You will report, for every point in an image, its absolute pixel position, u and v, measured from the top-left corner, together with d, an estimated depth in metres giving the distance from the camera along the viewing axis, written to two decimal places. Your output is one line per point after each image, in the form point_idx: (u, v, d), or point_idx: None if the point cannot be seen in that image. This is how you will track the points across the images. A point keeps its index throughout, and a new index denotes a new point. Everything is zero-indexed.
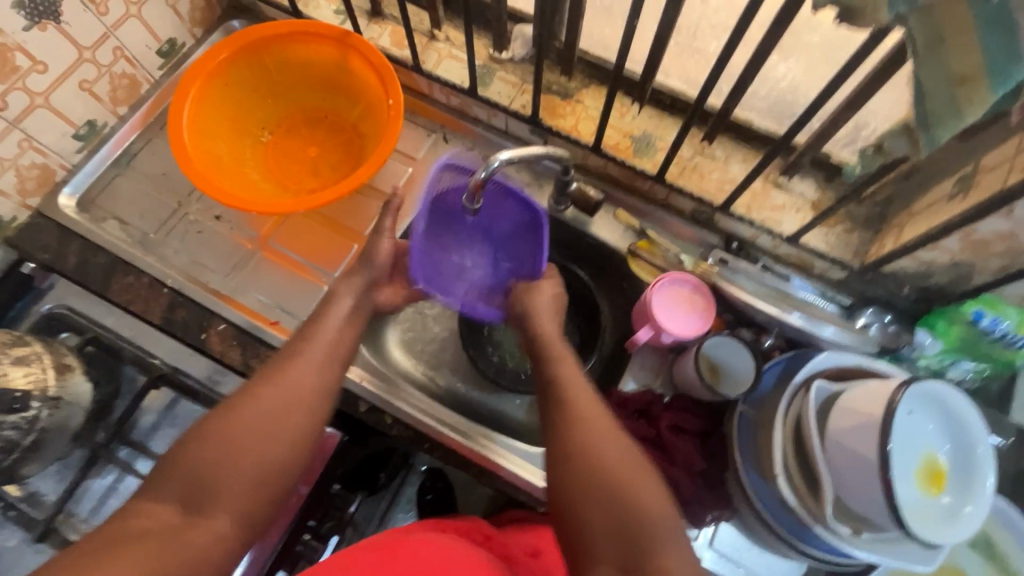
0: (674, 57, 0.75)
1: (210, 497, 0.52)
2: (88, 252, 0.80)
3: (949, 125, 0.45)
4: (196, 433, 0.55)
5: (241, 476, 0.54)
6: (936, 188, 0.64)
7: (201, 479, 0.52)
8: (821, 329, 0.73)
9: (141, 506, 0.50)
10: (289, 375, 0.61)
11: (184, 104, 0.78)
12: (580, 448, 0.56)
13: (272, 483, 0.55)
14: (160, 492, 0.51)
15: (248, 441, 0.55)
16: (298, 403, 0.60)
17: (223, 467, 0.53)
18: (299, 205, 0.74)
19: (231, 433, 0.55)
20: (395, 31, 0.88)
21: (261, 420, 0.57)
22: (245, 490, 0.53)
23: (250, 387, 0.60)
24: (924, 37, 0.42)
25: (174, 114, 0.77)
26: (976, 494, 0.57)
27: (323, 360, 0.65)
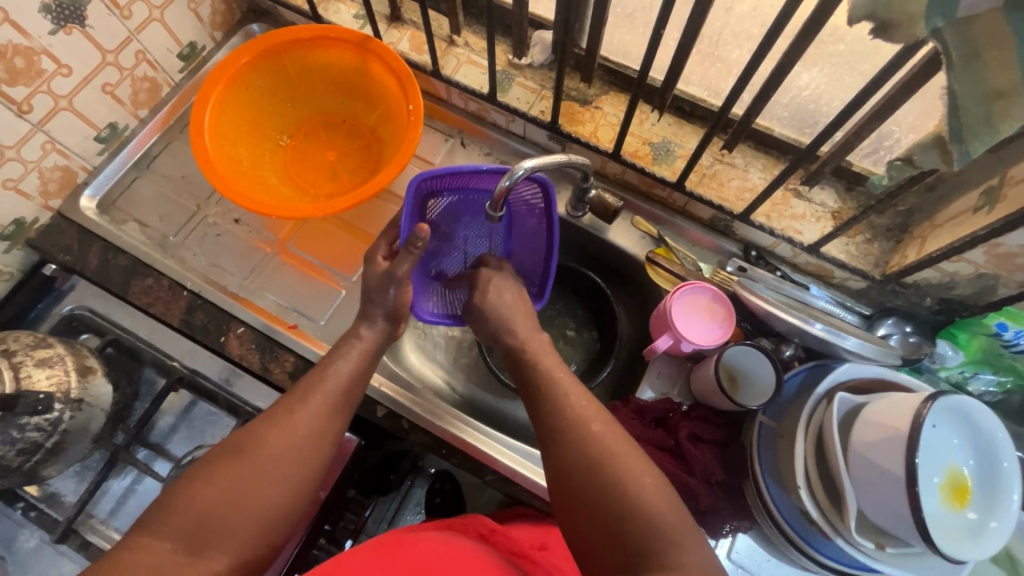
0: (696, 64, 0.75)
1: (214, 536, 0.50)
2: (109, 254, 0.81)
3: (985, 138, 0.45)
4: (206, 468, 0.53)
5: (250, 516, 0.52)
6: (962, 199, 0.63)
7: (208, 517, 0.50)
8: (844, 340, 0.67)
9: (142, 538, 0.48)
10: (304, 407, 0.59)
11: (205, 107, 0.78)
12: (587, 465, 0.53)
13: (279, 522, 0.54)
14: (166, 525, 0.49)
15: (259, 478, 0.53)
16: (314, 440, 0.58)
17: (230, 505, 0.51)
18: (319, 209, 0.74)
19: (240, 471, 0.53)
20: (415, 36, 0.89)
21: (275, 456, 0.55)
22: (252, 530, 0.52)
23: (272, 418, 0.58)
24: (960, 52, 0.41)
25: (196, 116, 0.78)
26: (1002, 510, 0.56)
27: (342, 390, 0.63)
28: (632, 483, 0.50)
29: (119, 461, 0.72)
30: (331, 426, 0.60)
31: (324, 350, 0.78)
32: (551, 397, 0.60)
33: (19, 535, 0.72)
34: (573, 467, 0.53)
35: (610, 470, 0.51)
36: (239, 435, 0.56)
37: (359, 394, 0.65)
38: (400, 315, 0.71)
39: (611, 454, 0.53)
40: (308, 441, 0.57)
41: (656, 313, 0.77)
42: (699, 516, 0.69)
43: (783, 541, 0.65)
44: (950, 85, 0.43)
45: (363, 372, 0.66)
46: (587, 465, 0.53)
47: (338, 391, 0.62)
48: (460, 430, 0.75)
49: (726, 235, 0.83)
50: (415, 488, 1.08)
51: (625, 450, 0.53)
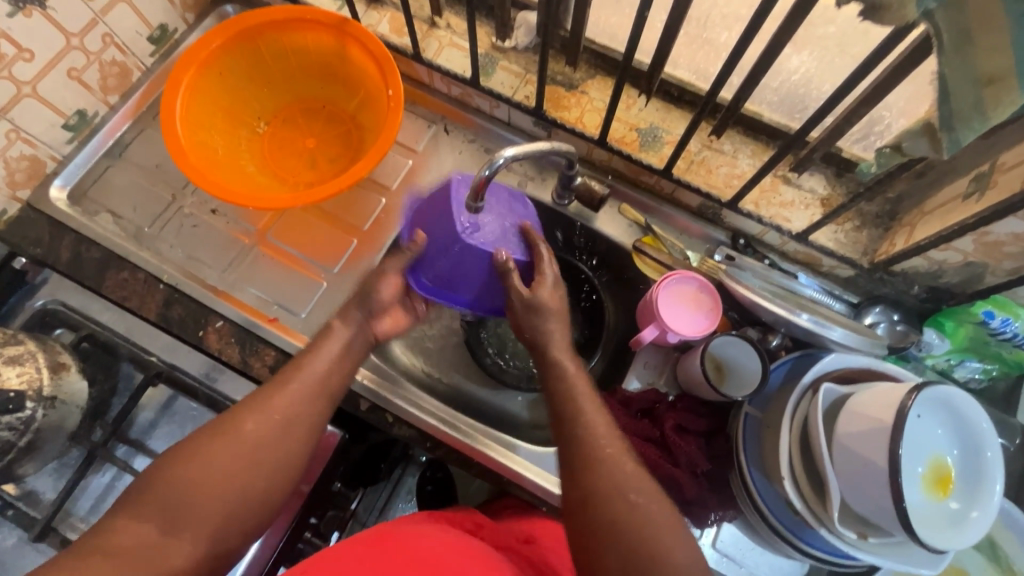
0: (684, 47, 0.73)
1: (189, 515, 0.50)
2: (81, 247, 0.79)
3: (974, 125, 0.44)
4: (182, 450, 0.53)
5: (225, 494, 0.52)
6: (952, 185, 0.62)
7: (184, 499, 0.50)
8: (830, 330, 0.65)
9: (120, 524, 0.48)
10: (285, 391, 0.59)
11: (176, 94, 0.75)
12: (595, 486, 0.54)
13: (253, 505, 0.54)
14: (145, 507, 0.50)
15: (235, 459, 0.53)
16: (292, 424, 0.58)
17: (205, 485, 0.52)
18: (297, 200, 0.71)
19: (217, 453, 0.53)
20: (394, 18, 0.85)
21: (252, 440, 0.55)
22: (229, 509, 0.52)
23: (254, 401, 0.58)
24: (951, 34, 0.40)
25: (167, 105, 0.75)
26: (984, 499, 0.56)
27: (321, 376, 0.62)
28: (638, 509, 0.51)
29: (97, 459, 0.71)
30: (309, 411, 0.59)
31: (306, 344, 0.77)
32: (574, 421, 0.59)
33: None
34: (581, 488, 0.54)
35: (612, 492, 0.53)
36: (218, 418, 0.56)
37: (339, 380, 0.64)
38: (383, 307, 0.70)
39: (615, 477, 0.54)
40: (285, 424, 0.57)
41: (642, 306, 0.76)
42: (683, 506, 0.69)
43: (768, 531, 0.65)
44: (940, 70, 0.42)
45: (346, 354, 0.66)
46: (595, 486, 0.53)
47: (322, 375, 0.62)
48: (445, 423, 0.75)
49: (714, 223, 0.82)
50: (406, 477, 1.06)
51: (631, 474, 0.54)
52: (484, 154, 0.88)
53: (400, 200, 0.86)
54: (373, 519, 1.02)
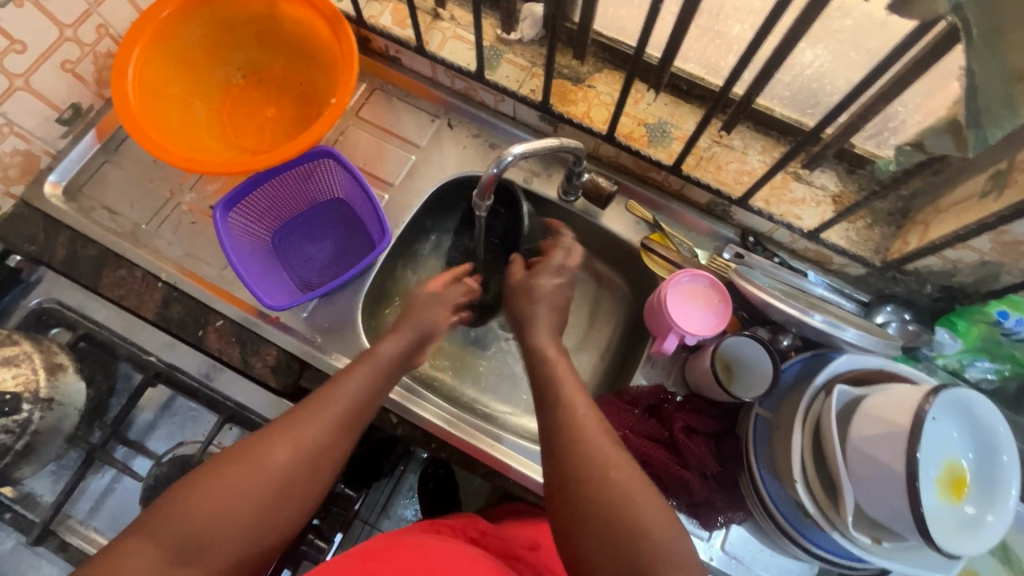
0: (694, 40, 0.71)
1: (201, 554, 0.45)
2: (77, 244, 0.77)
3: (1003, 123, 0.42)
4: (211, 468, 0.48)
5: (237, 534, 0.47)
6: (968, 183, 0.61)
7: (194, 534, 0.45)
8: (842, 331, 0.64)
9: (129, 544, 0.44)
10: (311, 439, 0.53)
11: (149, 21, 0.74)
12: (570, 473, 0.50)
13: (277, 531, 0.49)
14: (152, 535, 0.44)
15: (258, 494, 0.48)
16: (312, 477, 0.52)
17: (223, 524, 0.46)
18: (203, 165, 0.69)
19: (239, 481, 0.48)
20: (397, 9, 0.83)
21: (279, 474, 0.50)
22: (237, 552, 0.47)
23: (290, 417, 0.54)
24: (980, 30, 0.38)
25: (137, 28, 0.73)
26: (999, 503, 0.55)
27: (351, 423, 0.57)
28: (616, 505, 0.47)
29: (96, 460, 0.70)
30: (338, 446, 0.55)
31: (305, 342, 0.76)
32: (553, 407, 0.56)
33: None
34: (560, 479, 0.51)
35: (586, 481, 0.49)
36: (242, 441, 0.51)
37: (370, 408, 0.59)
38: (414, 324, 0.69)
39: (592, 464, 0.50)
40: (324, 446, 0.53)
41: (650, 307, 0.74)
42: (693, 508, 0.68)
43: (777, 533, 0.64)
44: (969, 65, 0.40)
45: (377, 386, 0.61)
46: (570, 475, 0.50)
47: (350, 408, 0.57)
48: (451, 424, 0.74)
49: (723, 220, 0.80)
50: (407, 473, 1.04)
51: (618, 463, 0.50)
52: (488, 149, 0.86)
53: (402, 196, 0.84)
54: (375, 516, 1.02)
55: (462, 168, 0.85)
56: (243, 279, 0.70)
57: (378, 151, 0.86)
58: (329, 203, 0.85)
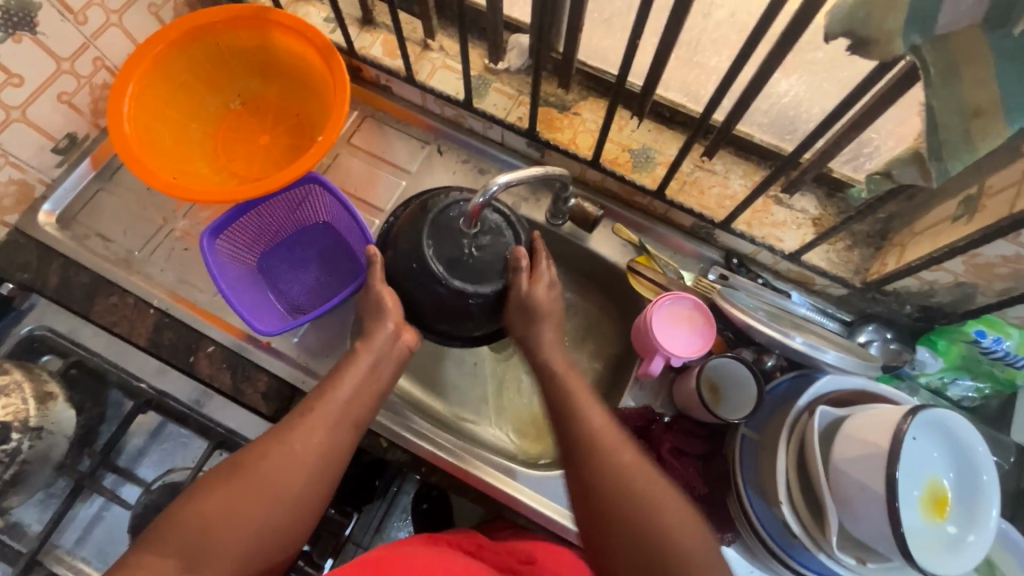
0: (675, 70, 0.73)
1: (209, 555, 0.50)
2: (69, 271, 0.78)
3: (963, 155, 0.43)
4: (207, 485, 0.54)
5: (241, 534, 0.52)
6: (940, 208, 0.63)
7: (201, 535, 0.51)
8: (824, 353, 0.65)
9: (140, 560, 0.49)
10: (301, 445, 0.58)
11: (151, 48, 0.76)
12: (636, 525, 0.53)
13: (276, 537, 0.54)
14: (163, 543, 0.50)
15: (255, 498, 0.54)
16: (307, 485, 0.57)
17: (225, 526, 0.52)
18: (190, 192, 0.71)
19: (241, 485, 0.54)
20: (387, 40, 0.86)
21: (275, 475, 0.55)
22: (241, 551, 0.52)
23: (281, 428, 0.59)
24: (938, 69, 0.40)
25: (138, 54, 0.76)
26: (980, 523, 0.56)
27: (340, 420, 0.61)
28: (692, 556, 0.51)
29: (85, 489, 0.70)
30: (333, 443, 0.60)
31: (296, 367, 0.77)
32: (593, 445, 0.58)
33: None
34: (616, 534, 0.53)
35: (644, 527, 0.52)
36: (241, 452, 0.57)
37: (364, 409, 0.63)
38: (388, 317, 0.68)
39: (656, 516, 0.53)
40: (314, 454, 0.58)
41: (637, 329, 0.75)
42: None
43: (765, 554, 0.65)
44: (929, 102, 0.42)
45: (376, 377, 0.66)
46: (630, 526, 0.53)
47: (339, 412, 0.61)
48: (440, 448, 0.74)
49: (708, 242, 0.82)
50: (401, 495, 1.04)
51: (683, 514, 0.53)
52: (478, 174, 0.87)
53: None
54: (369, 539, 0.99)
55: None
56: (227, 299, 0.70)
57: (370, 177, 0.88)
58: (317, 228, 0.86)
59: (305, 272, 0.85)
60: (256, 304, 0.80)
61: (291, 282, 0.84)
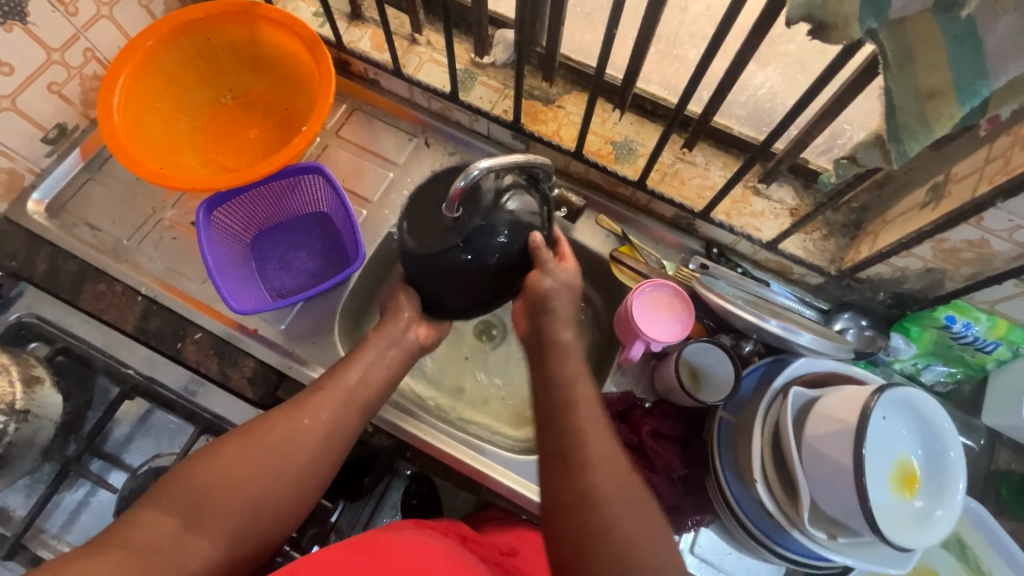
0: (655, 63, 0.76)
1: (210, 515, 0.53)
2: (58, 259, 0.79)
3: (920, 138, 0.45)
4: (212, 449, 0.57)
5: (241, 500, 0.55)
6: (910, 196, 0.65)
7: (203, 497, 0.54)
8: (798, 336, 0.67)
9: (144, 514, 0.52)
10: (305, 424, 0.59)
11: (140, 44, 0.77)
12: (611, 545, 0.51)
13: (272, 508, 0.56)
14: (170, 499, 0.53)
15: (255, 467, 0.56)
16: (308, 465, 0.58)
17: (226, 490, 0.54)
18: (179, 182, 0.72)
19: (245, 451, 0.56)
20: (375, 35, 0.87)
21: (278, 447, 0.57)
22: (238, 518, 0.54)
23: (292, 405, 0.61)
24: (894, 53, 0.42)
25: (128, 50, 0.77)
26: (948, 498, 0.57)
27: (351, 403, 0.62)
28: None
29: (71, 474, 0.70)
30: (338, 423, 0.61)
31: (284, 354, 0.78)
32: (568, 462, 0.56)
33: None
34: (591, 555, 0.51)
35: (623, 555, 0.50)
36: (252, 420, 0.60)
37: (372, 394, 0.64)
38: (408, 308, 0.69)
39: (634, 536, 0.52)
40: (319, 435, 0.59)
41: (619, 316, 0.77)
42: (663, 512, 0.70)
43: (744, 535, 0.66)
44: (887, 85, 0.44)
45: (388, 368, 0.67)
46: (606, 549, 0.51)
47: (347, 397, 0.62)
48: (426, 433, 0.76)
49: (689, 233, 0.84)
50: (389, 491, 0.99)
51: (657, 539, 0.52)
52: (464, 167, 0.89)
53: (380, 212, 0.87)
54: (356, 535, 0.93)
55: None
56: (214, 282, 0.72)
57: (357, 168, 0.89)
58: (302, 220, 0.87)
59: (295, 260, 0.86)
60: (241, 286, 0.80)
61: (278, 268, 0.85)
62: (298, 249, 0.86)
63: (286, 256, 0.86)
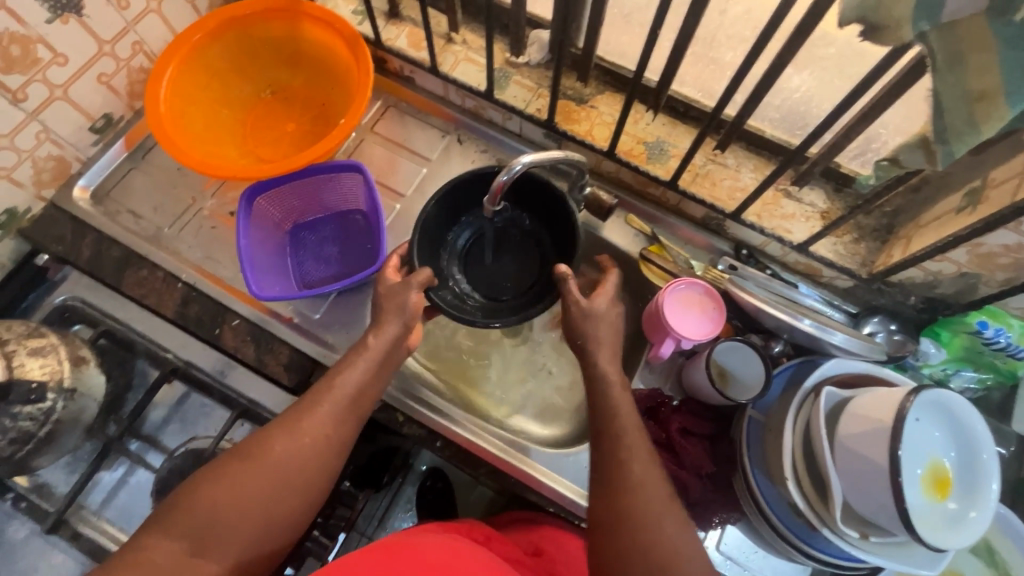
0: (690, 65, 0.77)
1: (218, 541, 0.52)
2: (102, 245, 0.81)
3: (967, 138, 0.46)
4: (214, 470, 0.55)
5: (248, 521, 0.53)
6: (946, 200, 0.65)
7: (209, 522, 0.52)
8: (831, 335, 0.69)
9: (152, 541, 0.51)
10: (308, 434, 0.58)
11: (187, 39, 0.80)
12: (629, 517, 0.54)
13: (280, 526, 0.55)
14: (176, 526, 0.52)
15: (260, 486, 0.54)
16: (313, 478, 0.57)
17: (234, 514, 0.53)
18: (222, 171, 0.74)
19: (247, 472, 0.55)
20: (412, 33, 0.89)
21: (283, 465, 0.56)
22: (247, 540, 0.53)
23: (291, 417, 0.59)
24: (943, 55, 0.43)
25: (176, 44, 0.79)
26: (981, 500, 0.57)
27: (347, 408, 0.61)
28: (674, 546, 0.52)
29: (112, 452, 0.73)
30: (341, 435, 0.60)
31: (317, 342, 0.79)
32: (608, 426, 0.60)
33: (9, 525, 0.73)
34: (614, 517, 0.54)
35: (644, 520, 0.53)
36: (250, 438, 0.57)
37: (368, 403, 0.63)
38: (404, 315, 0.66)
39: (655, 519, 0.53)
40: (323, 448, 0.58)
41: (648, 314, 0.77)
42: (689, 509, 0.71)
43: (774, 535, 0.66)
44: (935, 86, 0.45)
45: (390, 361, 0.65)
46: (627, 523, 0.53)
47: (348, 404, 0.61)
48: (455, 423, 0.77)
49: (718, 234, 0.85)
50: (405, 486, 1.06)
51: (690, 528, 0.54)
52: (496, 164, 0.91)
53: (414, 206, 0.88)
54: (372, 528, 1.02)
55: None
56: (244, 268, 0.74)
57: (390, 163, 0.91)
58: (336, 214, 0.89)
59: (327, 252, 0.87)
60: (270, 275, 0.82)
61: (307, 260, 0.87)
62: (330, 244, 0.88)
63: (317, 249, 0.87)
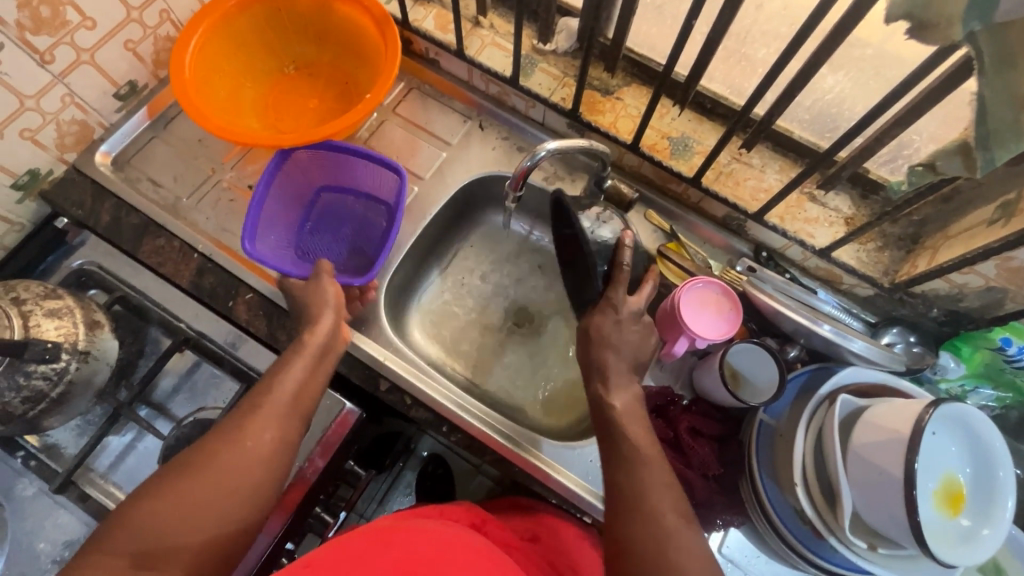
0: (721, 61, 0.75)
1: (165, 556, 0.48)
2: (121, 211, 0.82)
3: (1010, 147, 0.45)
4: (153, 486, 0.52)
5: (196, 531, 0.50)
6: (976, 212, 0.63)
7: (154, 537, 0.49)
8: (850, 341, 0.67)
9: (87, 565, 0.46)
10: (255, 435, 0.57)
11: (218, 6, 0.79)
12: (635, 504, 0.55)
13: (231, 536, 0.52)
14: (114, 544, 0.48)
15: (206, 494, 0.52)
16: (263, 481, 0.56)
17: (181, 523, 0.50)
18: (244, 139, 0.73)
19: (193, 481, 0.52)
20: (440, 15, 0.88)
21: (231, 470, 0.54)
22: (197, 553, 0.50)
23: (233, 424, 0.58)
24: (992, 58, 0.41)
25: (207, 9, 0.79)
26: (995, 518, 0.56)
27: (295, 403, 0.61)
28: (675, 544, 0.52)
29: (121, 417, 0.73)
30: (286, 438, 0.59)
31: None
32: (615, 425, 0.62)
33: (18, 483, 0.74)
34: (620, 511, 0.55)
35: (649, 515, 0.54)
36: (189, 451, 0.55)
37: (312, 402, 0.64)
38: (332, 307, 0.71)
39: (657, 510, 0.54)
40: (269, 451, 0.57)
41: (664, 310, 0.76)
42: (693, 509, 0.70)
43: (779, 540, 0.66)
44: (981, 91, 0.43)
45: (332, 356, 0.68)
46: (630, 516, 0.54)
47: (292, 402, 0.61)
48: (463, 409, 0.76)
49: (738, 235, 0.83)
50: (406, 470, 1.08)
51: (684, 526, 0.52)
52: (517, 152, 0.90)
53: (432, 190, 0.88)
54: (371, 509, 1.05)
55: (491, 168, 0.89)
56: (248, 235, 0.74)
57: (410, 145, 0.90)
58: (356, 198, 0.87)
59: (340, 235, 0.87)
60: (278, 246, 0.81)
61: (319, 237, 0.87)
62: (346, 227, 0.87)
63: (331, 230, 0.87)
